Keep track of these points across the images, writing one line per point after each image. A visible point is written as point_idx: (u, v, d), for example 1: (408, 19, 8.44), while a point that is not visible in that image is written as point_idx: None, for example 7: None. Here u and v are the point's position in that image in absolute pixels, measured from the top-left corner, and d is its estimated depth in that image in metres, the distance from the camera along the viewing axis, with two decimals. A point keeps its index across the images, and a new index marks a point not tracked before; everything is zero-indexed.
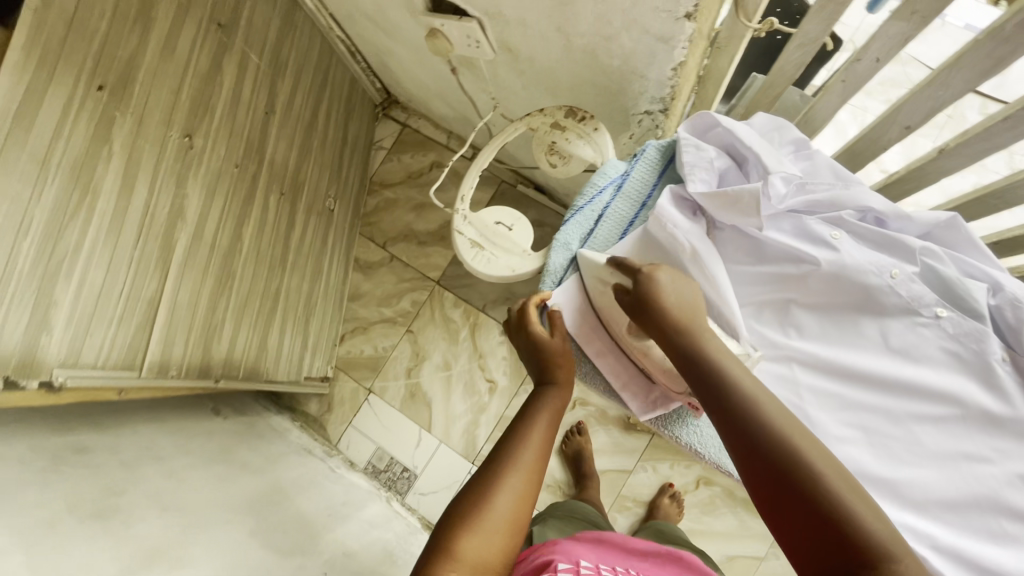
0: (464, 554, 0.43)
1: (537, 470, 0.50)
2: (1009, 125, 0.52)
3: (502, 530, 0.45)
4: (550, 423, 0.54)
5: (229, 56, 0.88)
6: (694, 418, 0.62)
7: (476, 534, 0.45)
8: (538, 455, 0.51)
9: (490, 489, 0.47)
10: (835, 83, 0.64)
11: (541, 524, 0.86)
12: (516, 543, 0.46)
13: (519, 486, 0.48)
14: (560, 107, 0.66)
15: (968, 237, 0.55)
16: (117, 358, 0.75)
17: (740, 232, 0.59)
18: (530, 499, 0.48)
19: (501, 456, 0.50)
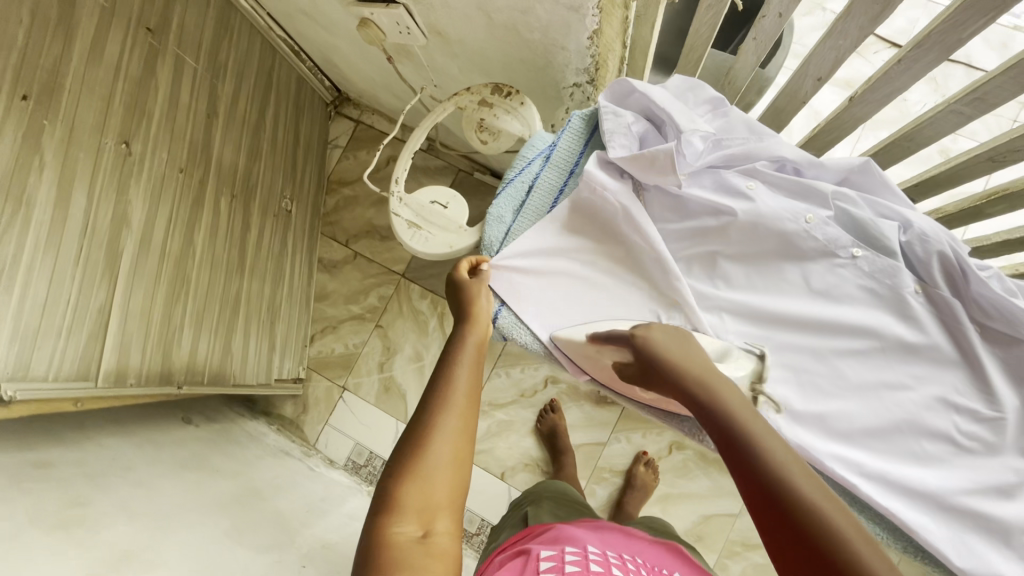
0: (406, 499, 0.43)
1: (470, 404, 0.50)
2: (903, 66, 0.55)
3: (443, 468, 0.45)
4: (473, 358, 0.54)
5: (163, 61, 0.87)
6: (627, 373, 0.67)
7: (417, 480, 0.44)
8: (468, 396, 0.50)
9: (425, 435, 0.47)
10: (749, 42, 0.66)
11: (534, 505, 0.85)
12: (463, 478, 0.46)
13: (453, 429, 0.47)
14: (486, 85, 0.68)
15: (879, 178, 0.58)
16: (70, 370, 0.75)
17: (664, 193, 0.61)
18: (468, 434, 0.48)
19: (427, 400, 0.49)
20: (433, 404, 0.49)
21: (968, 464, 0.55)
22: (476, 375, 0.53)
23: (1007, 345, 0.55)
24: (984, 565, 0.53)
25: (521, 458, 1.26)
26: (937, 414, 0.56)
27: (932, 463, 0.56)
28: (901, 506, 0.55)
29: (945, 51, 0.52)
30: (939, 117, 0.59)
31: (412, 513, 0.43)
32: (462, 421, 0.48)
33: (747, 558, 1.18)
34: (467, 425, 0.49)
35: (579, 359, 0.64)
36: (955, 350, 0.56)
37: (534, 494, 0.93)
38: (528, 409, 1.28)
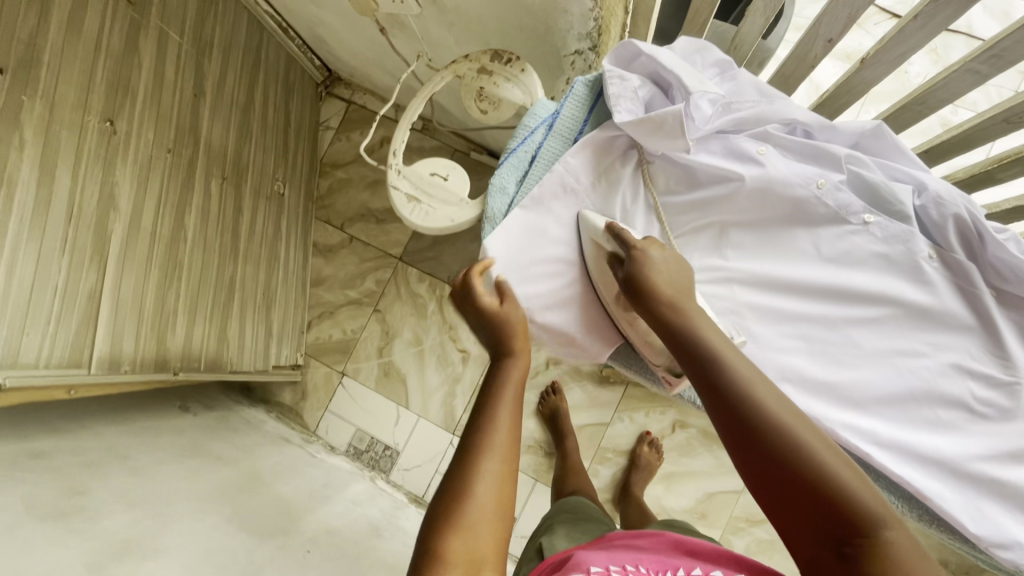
0: (453, 558, 0.41)
1: (511, 449, 0.47)
2: (919, 22, 0.53)
3: (482, 523, 0.42)
4: (515, 394, 0.51)
5: (146, 35, 0.84)
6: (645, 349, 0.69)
7: (459, 532, 0.42)
8: (509, 436, 0.47)
9: (464, 482, 0.44)
10: (757, 3, 0.63)
11: (548, 535, 0.83)
12: (507, 523, 0.44)
13: (494, 475, 0.45)
14: (485, 51, 0.65)
15: (893, 143, 0.57)
16: (61, 356, 0.73)
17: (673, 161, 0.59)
18: (510, 477, 0.46)
19: (466, 449, 0.46)
20: (475, 450, 0.46)
21: (981, 430, 0.56)
22: (517, 414, 0.50)
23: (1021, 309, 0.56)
24: (994, 528, 0.55)
25: (524, 440, 1.26)
26: (952, 379, 0.56)
27: (944, 429, 0.57)
28: (909, 472, 0.57)
29: (963, 5, 0.50)
30: (954, 78, 0.58)
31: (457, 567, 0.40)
32: (504, 465, 0.46)
33: (751, 533, 1.19)
34: (509, 469, 0.46)
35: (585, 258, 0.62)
36: (971, 317, 0.56)
37: (548, 522, 0.92)
38: (529, 391, 1.27)
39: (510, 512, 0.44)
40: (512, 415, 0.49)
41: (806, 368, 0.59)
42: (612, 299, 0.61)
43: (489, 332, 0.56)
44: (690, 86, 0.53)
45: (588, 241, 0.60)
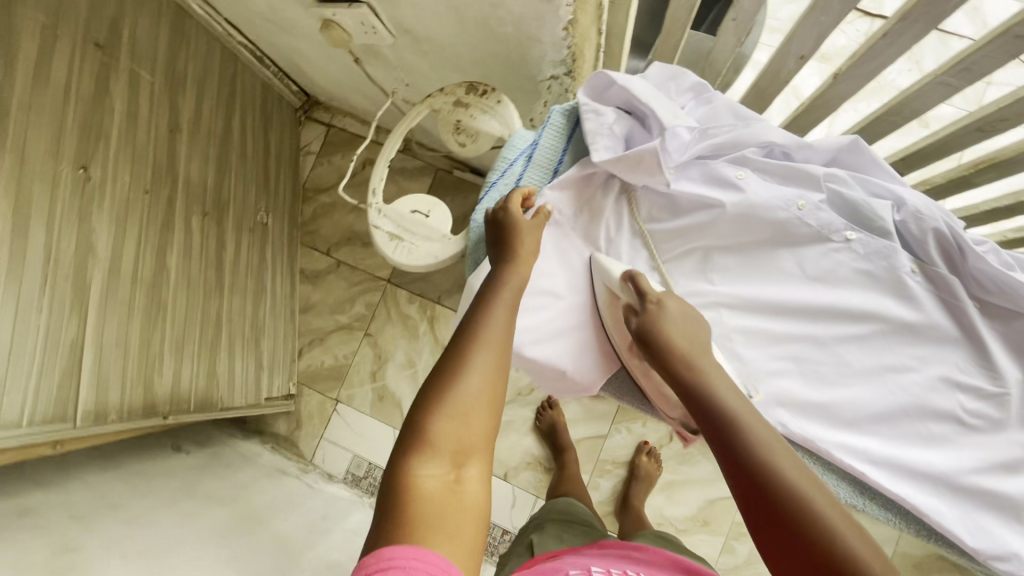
0: (441, 440, 0.45)
1: (501, 352, 0.51)
2: (888, 41, 0.53)
3: (467, 415, 0.46)
4: (510, 306, 0.54)
5: (117, 77, 0.83)
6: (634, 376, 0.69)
7: (450, 419, 0.46)
8: (500, 344, 0.51)
9: (455, 376, 0.48)
10: (728, 23, 0.63)
11: (537, 532, 0.84)
12: (493, 416, 0.48)
13: (483, 372, 0.49)
14: (460, 84, 0.65)
15: (870, 157, 0.57)
16: (44, 411, 0.72)
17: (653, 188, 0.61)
18: (498, 376, 0.50)
19: (457, 347, 0.50)
20: (465, 347, 0.50)
21: (974, 443, 0.58)
22: (509, 322, 0.53)
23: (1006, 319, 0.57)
24: (991, 539, 0.57)
25: (523, 457, 1.25)
26: (943, 394, 0.58)
27: (939, 443, 0.58)
28: (908, 488, 0.58)
29: (931, 24, 0.50)
30: (925, 91, 0.58)
31: (446, 448, 0.45)
32: (493, 365, 0.50)
33: (754, 538, 1.19)
34: (496, 368, 0.50)
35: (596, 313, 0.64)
36: (955, 329, 0.58)
37: (535, 522, 0.93)
38: (526, 407, 1.26)
39: (497, 409, 0.48)
40: (505, 324, 0.52)
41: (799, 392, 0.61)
42: (627, 349, 0.62)
43: (495, 246, 0.58)
44: (666, 120, 0.53)
45: (602, 288, 0.61)
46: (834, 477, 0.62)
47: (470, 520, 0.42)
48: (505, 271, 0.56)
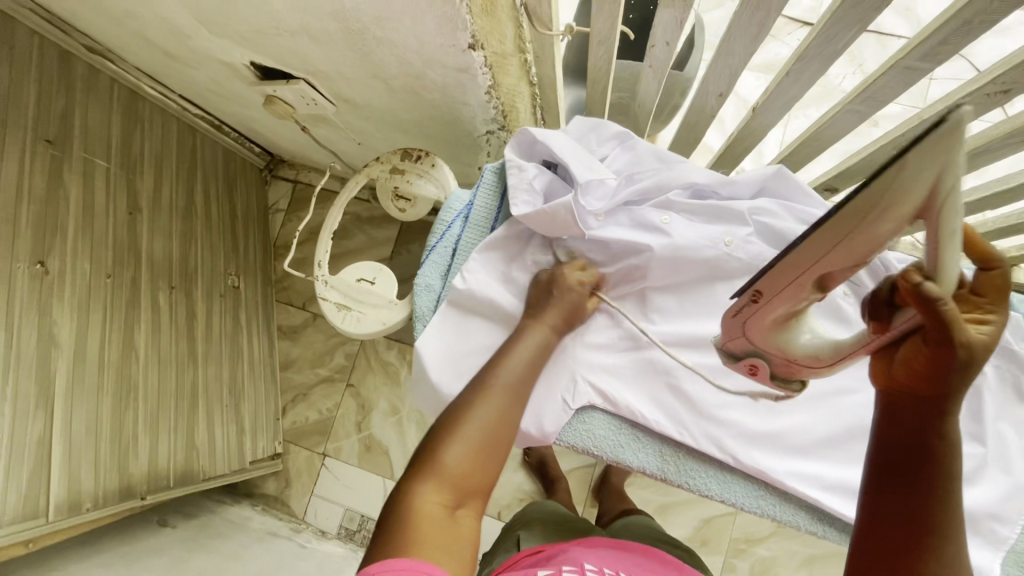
0: (447, 469, 0.47)
1: (516, 395, 0.54)
2: (792, 78, 0.56)
3: (478, 452, 0.49)
4: (530, 352, 0.57)
5: (70, 169, 0.84)
6: (585, 425, 0.66)
7: (460, 448, 0.48)
8: (517, 386, 0.54)
9: (471, 408, 0.51)
10: (648, 69, 0.66)
11: (526, 527, 0.87)
12: (501, 452, 0.51)
13: (498, 408, 0.52)
14: (394, 152, 0.70)
15: (795, 184, 0.64)
16: (14, 511, 0.71)
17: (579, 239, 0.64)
18: (511, 417, 0.52)
19: (476, 387, 0.53)
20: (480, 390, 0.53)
21: None
22: (528, 368, 0.56)
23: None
24: None
25: (515, 494, 1.24)
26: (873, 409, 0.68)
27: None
28: None
29: (825, 62, 0.53)
30: (840, 117, 0.60)
31: (452, 475, 0.47)
32: (509, 405, 0.53)
33: (753, 554, 1.18)
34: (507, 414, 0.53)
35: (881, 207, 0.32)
36: None
37: (523, 517, 0.94)
38: None
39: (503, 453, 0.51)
40: (523, 369, 0.56)
41: (748, 423, 0.65)
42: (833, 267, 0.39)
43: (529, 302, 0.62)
44: (580, 174, 0.59)
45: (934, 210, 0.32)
46: (792, 506, 0.65)
47: (464, 545, 0.45)
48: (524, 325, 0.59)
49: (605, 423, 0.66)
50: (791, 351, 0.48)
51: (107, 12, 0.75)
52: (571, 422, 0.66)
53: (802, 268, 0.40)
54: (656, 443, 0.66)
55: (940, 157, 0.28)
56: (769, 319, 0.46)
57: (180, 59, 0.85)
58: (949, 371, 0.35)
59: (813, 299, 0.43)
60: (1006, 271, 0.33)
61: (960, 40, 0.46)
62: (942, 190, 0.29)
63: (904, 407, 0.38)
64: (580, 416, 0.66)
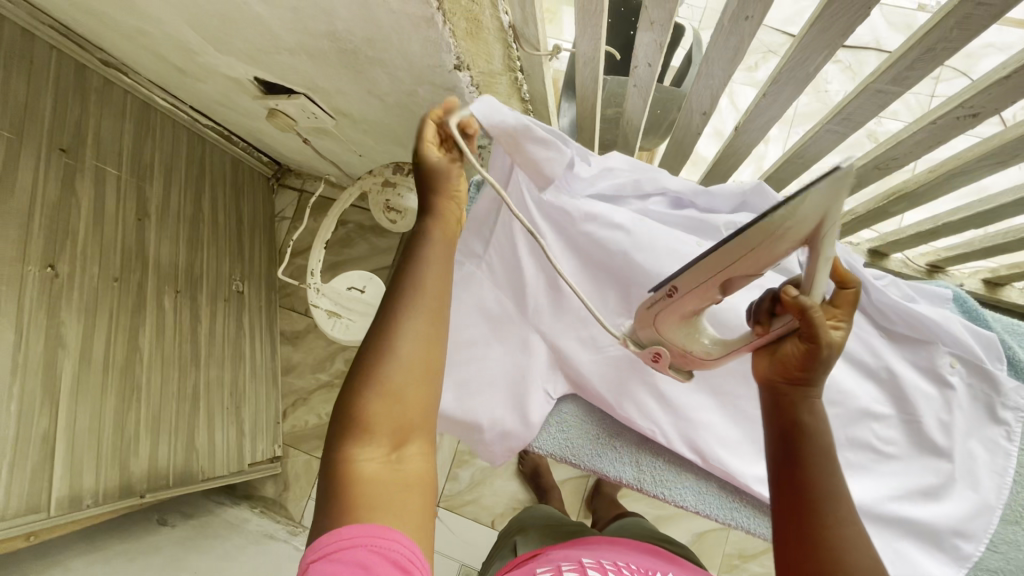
0: (375, 426, 0.47)
1: (433, 313, 0.50)
2: (769, 99, 0.58)
3: (399, 397, 0.47)
4: (438, 259, 0.52)
5: (82, 177, 0.88)
6: (560, 431, 0.71)
7: (382, 398, 0.47)
8: (430, 302, 0.50)
9: (385, 349, 0.48)
10: (632, 89, 0.68)
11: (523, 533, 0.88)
12: (430, 381, 0.49)
13: (415, 337, 0.49)
14: (387, 166, 0.72)
15: (772, 199, 0.66)
16: (17, 505, 0.74)
17: (558, 214, 0.73)
18: (431, 340, 0.49)
19: (387, 322, 0.49)
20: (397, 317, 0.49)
21: (891, 471, 0.72)
22: (440, 275, 0.52)
23: (884, 359, 0.72)
24: (902, 556, 0.69)
25: (508, 502, 1.25)
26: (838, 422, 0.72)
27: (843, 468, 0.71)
28: None
29: (800, 85, 0.55)
30: (821, 135, 0.62)
31: (383, 427, 0.47)
32: (424, 329, 0.49)
33: (746, 570, 1.17)
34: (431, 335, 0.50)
35: (784, 230, 0.41)
36: (876, 365, 0.73)
37: (518, 524, 0.96)
38: None
39: (435, 377, 0.50)
40: (435, 279, 0.51)
41: (713, 426, 0.70)
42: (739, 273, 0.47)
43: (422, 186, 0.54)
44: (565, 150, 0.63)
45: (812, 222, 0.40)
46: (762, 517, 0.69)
47: (416, 493, 0.47)
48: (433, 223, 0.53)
49: (581, 432, 0.71)
50: (688, 346, 0.58)
51: (120, 29, 0.79)
52: (549, 427, 0.72)
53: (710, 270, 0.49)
54: (632, 453, 0.71)
55: (834, 198, 0.38)
56: (681, 314, 0.56)
57: (189, 73, 0.88)
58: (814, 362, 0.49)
59: (715, 301, 0.52)
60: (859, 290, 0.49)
61: (926, 66, 0.47)
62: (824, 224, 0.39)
63: (784, 397, 0.52)
64: (558, 424, 0.72)
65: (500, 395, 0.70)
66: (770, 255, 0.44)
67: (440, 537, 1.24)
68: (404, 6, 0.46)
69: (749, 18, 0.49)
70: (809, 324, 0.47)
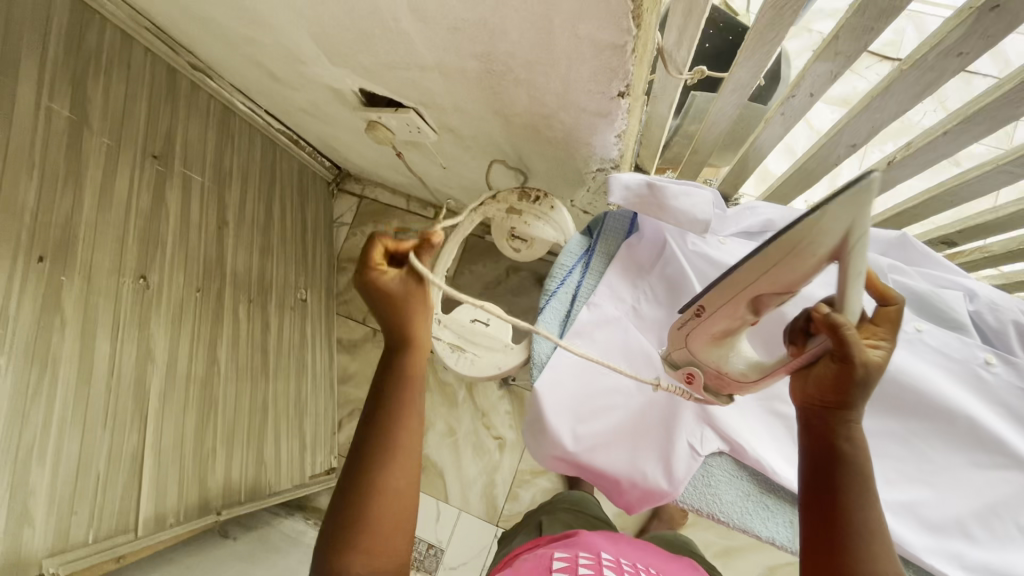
0: (353, 574, 0.47)
1: (410, 460, 0.51)
2: (951, 136, 0.59)
3: (381, 542, 0.48)
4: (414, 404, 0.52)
5: (171, 184, 0.86)
6: (710, 486, 0.66)
7: (359, 547, 0.47)
8: (406, 446, 0.51)
9: (364, 500, 0.48)
10: (776, 116, 0.65)
11: (548, 514, 0.84)
12: (408, 522, 0.50)
13: (392, 485, 0.49)
14: (512, 193, 0.77)
15: (918, 249, 0.74)
16: (107, 526, 0.72)
17: (701, 262, 0.70)
18: (408, 484, 0.50)
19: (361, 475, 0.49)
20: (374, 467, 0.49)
21: None
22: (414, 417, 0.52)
23: None
24: None
25: None
26: (1014, 487, 0.65)
27: None
28: None
29: (994, 124, 0.56)
30: (985, 177, 0.62)
31: (363, 573, 0.47)
32: (403, 474, 0.50)
33: None
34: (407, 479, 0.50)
35: (804, 242, 0.42)
36: None
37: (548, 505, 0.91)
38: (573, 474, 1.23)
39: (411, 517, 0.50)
40: (409, 426, 0.51)
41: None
42: (765, 290, 0.48)
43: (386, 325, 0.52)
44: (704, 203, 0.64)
45: (835, 232, 0.41)
46: None
47: None
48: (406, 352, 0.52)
49: (728, 484, 0.66)
50: (724, 367, 0.57)
51: (224, 36, 0.76)
52: (696, 479, 0.67)
53: (734, 286, 0.50)
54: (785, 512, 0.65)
55: (856, 209, 0.39)
56: (710, 335, 0.55)
57: (283, 81, 0.85)
58: (847, 384, 0.46)
59: (747, 319, 0.53)
60: (899, 308, 0.47)
61: None
62: (852, 234, 0.41)
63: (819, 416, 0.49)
64: (703, 477, 0.67)
65: (647, 447, 0.69)
66: (795, 271, 0.45)
67: None
68: (596, 33, 0.43)
69: (962, 54, 0.49)
70: (843, 341, 0.44)
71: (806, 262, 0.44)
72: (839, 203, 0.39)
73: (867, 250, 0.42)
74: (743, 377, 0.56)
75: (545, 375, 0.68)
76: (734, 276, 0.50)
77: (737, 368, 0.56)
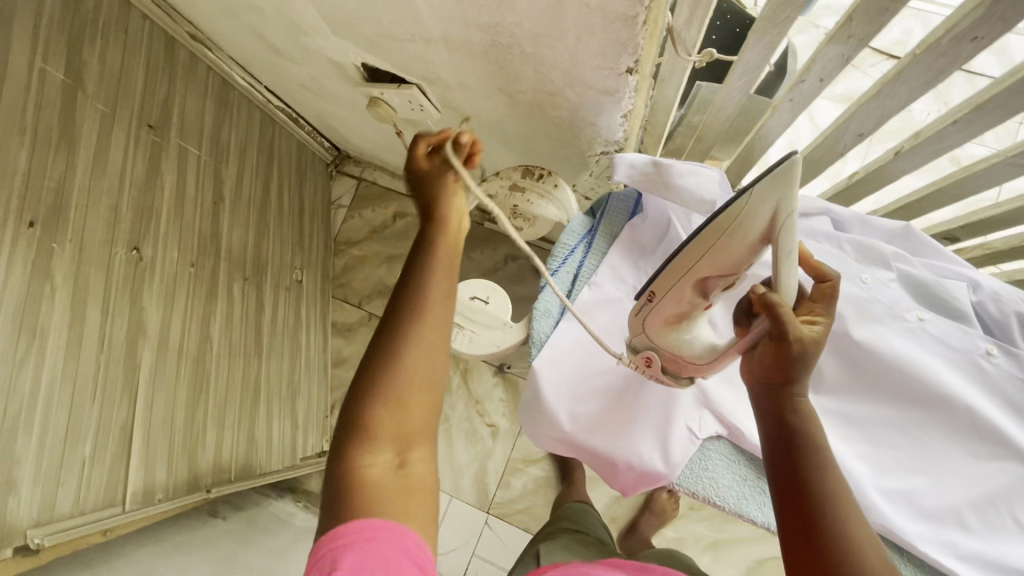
0: (379, 429, 0.44)
1: (442, 319, 0.47)
2: (959, 126, 0.59)
3: (408, 399, 0.45)
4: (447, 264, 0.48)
5: (167, 156, 0.84)
6: (706, 470, 0.66)
7: (386, 403, 0.44)
8: (440, 302, 0.46)
9: (390, 357, 0.45)
10: (784, 102, 0.65)
11: (549, 540, 0.83)
12: (437, 387, 0.46)
13: (422, 343, 0.45)
14: (516, 170, 0.76)
15: (921, 240, 0.76)
16: (95, 498, 0.71)
17: None
18: (439, 345, 0.46)
19: (392, 329, 0.46)
20: (405, 323, 0.45)
21: None
22: (449, 278, 0.48)
23: None
24: None
25: None
26: (1010, 480, 0.65)
27: None
28: None
29: (1004, 114, 0.56)
30: (993, 169, 0.62)
31: (387, 432, 0.44)
32: (433, 333, 0.46)
33: None
34: (437, 342, 0.46)
35: (741, 221, 0.47)
36: None
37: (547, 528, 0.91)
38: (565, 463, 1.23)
39: (440, 385, 0.46)
40: (442, 283, 0.47)
41: (867, 478, 0.67)
42: (705, 272, 0.52)
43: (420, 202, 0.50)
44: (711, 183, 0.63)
45: (768, 211, 0.46)
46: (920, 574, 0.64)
47: (421, 494, 0.45)
48: (438, 223, 0.48)
49: (726, 469, 0.66)
50: (679, 350, 0.59)
51: (225, 4, 0.74)
52: (693, 463, 0.67)
53: (681, 270, 0.54)
54: None
55: (783, 187, 0.44)
56: (664, 318, 0.58)
57: (284, 54, 0.84)
58: (788, 362, 0.49)
59: (696, 302, 0.56)
60: (833, 284, 0.52)
61: None
62: (781, 214, 0.46)
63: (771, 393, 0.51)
64: (700, 462, 0.67)
65: (645, 428, 0.68)
66: (738, 250, 0.49)
67: (491, 546, 1.20)
68: (607, 3, 0.43)
69: (976, 39, 0.48)
70: (778, 319, 0.48)
71: (744, 241, 0.49)
72: (760, 188, 0.45)
73: (794, 229, 0.46)
74: (697, 358, 0.59)
75: (541, 356, 0.68)
76: (681, 260, 0.54)
77: (693, 347, 0.59)
